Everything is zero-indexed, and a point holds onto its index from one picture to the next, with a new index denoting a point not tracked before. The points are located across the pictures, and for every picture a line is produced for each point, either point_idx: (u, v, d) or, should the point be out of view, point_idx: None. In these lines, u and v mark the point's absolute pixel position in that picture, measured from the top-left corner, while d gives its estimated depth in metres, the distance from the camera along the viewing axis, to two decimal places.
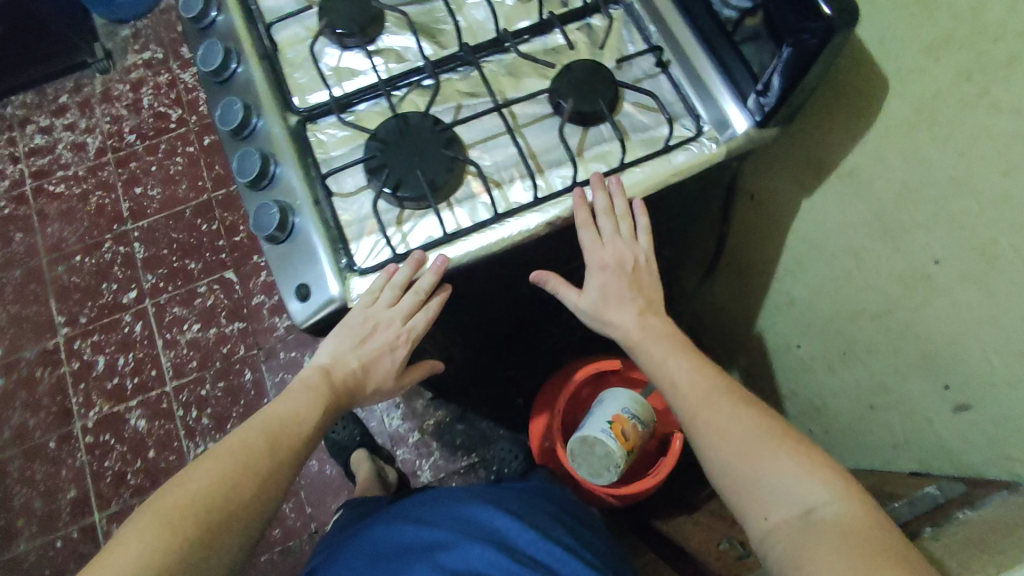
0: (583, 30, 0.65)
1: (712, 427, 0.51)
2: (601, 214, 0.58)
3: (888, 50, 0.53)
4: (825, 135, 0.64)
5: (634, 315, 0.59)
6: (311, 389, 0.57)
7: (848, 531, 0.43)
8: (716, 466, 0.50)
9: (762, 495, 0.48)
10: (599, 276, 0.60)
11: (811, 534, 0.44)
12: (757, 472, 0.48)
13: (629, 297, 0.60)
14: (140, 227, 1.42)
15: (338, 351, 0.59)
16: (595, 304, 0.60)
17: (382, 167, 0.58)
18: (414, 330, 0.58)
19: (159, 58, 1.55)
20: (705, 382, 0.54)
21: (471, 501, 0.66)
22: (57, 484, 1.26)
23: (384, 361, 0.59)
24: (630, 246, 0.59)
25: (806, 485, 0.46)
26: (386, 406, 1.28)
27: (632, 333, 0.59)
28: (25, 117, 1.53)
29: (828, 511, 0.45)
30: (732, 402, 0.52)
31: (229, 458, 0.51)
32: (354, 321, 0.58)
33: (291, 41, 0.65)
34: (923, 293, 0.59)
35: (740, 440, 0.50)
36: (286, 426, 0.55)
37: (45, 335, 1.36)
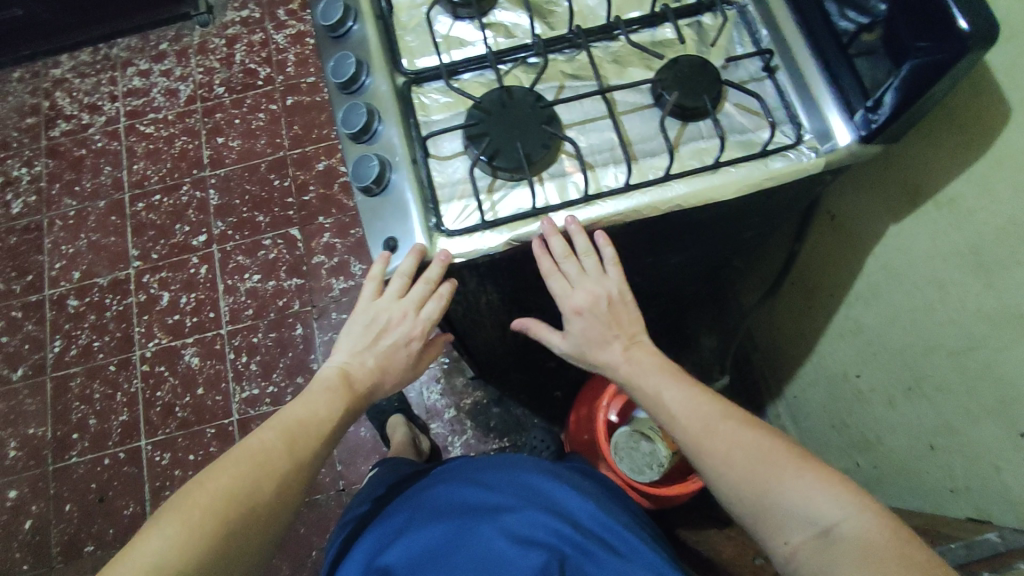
0: (694, 27, 0.65)
1: (718, 452, 0.50)
2: (562, 260, 0.58)
3: (1015, 77, 0.51)
4: (927, 161, 0.62)
5: (619, 353, 0.59)
6: (329, 391, 0.59)
7: (868, 551, 0.42)
8: (725, 493, 0.50)
9: (781, 519, 0.46)
10: (577, 319, 0.60)
11: (832, 556, 0.44)
12: (768, 495, 0.47)
13: (611, 336, 0.60)
14: (217, 175, 1.48)
15: (351, 354, 0.61)
16: (581, 345, 0.61)
17: (481, 135, 0.59)
18: (426, 321, 0.60)
19: (256, 18, 1.61)
20: (707, 405, 0.53)
21: (523, 467, 0.67)
22: (112, 405, 1.33)
23: (397, 355, 0.62)
24: (600, 283, 0.59)
25: (822, 502, 0.45)
26: (427, 378, 1.31)
27: (621, 370, 0.59)
28: (128, 59, 1.62)
29: (844, 529, 0.44)
30: (736, 422, 0.51)
31: (245, 460, 0.53)
32: (365, 320, 0.61)
33: (407, 6, 0.67)
34: (1013, 333, 0.58)
35: (745, 463, 0.49)
36: (303, 425, 0.57)
37: (118, 265, 1.44)
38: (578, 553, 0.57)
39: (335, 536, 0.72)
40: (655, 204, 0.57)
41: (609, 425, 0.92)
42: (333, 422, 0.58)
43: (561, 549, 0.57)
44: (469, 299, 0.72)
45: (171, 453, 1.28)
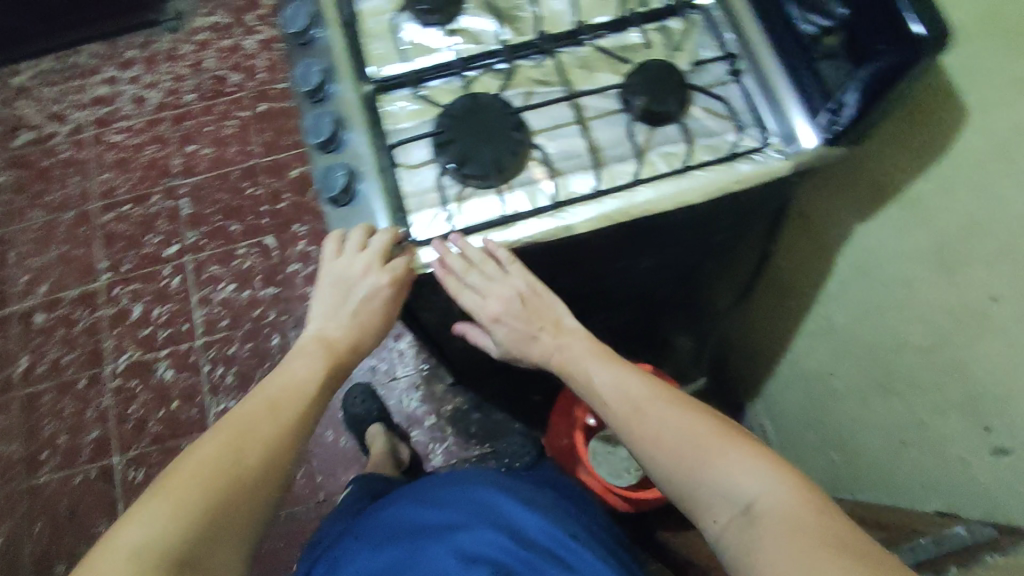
0: (660, 31, 0.65)
1: (647, 436, 0.50)
2: (463, 274, 0.57)
3: (970, 79, 0.52)
4: (889, 163, 0.63)
5: (549, 342, 0.61)
6: (309, 355, 0.56)
7: (785, 523, 0.42)
8: (657, 475, 0.50)
9: (707, 497, 0.46)
10: (498, 326, 0.62)
11: (753, 531, 0.43)
12: (694, 474, 0.47)
13: (534, 330, 0.62)
14: (189, 184, 1.45)
15: (325, 317, 0.59)
16: (514, 339, 0.63)
17: (449, 143, 0.59)
18: (395, 269, 0.56)
19: (225, 23, 1.58)
20: (638, 391, 0.54)
21: (474, 484, 0.66)
22: (83, 422, 1.29)
23: (371, 308, 0.58)
24: (506, 285, 0.58)
25: (745, 477, 0.45)
26: (406, 386, 1.29)
27: (553, 360, 0.61)
28: (93, 66, 1.58)
29: (764, 502, 0.44)
30: (668, 404, 0.51)
31: (230, 427, 0.49)
32: (332, 280, 0.58)
33: (372, 12, 0.66)
34: (977, 330, 0.59)
35: (673, 442, 0.49)
36: (287, 391, 0.53)
37: (87, 277, 1.40)
38: (524, 567, 0.57)
39: (304, 561, 0.73)
40: (622, 211, 0.58)
41: (587, 428, 0.92)
42: (316, 385, 0.55)
43: (506, 564, 0.56)
44: (441, 307, 0.71)
45: (146, 469, 1.25)
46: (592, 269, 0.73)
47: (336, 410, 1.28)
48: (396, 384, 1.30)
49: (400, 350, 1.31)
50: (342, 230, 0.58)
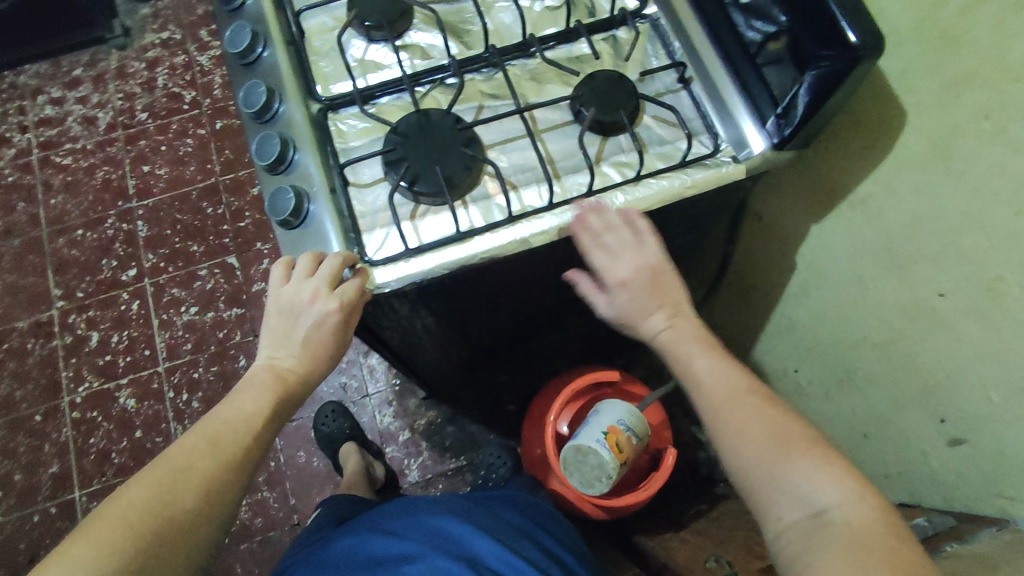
0: (609, 41, 0.65)
1: (734, 425, 0.49)
2: (602, 233, 0.56)
3: (908, 82, 0.53)
4: (837, 164, 0.65)
5: (665, 319, 0.57)
6: (256, 387, 0.54)
7: (858, 537, 0.42)
8: (733, 465, 0.49)
9: (778, 497, 0.46)
10: (621, 290, 0.57)
11: (821, 537, 0.43)
12: (773, 472, 0.46)
13: (653, 304, 0.57)
14: (145, 205, 1.41)
15: (273, 347, 0.55)
16: (621, 311, 0.58)
17: (400, 161, 0.58)
18: (345, 293, 0.53)
19: (177, 40, 1.55)
20: (728, 379, 0.52)
21: (434, 512, 0.66)
22: (40, 457, 1.24)
23: (319, 336, 0.54)
24: (642, 253, 0.56)
25: (824, 485, 0.45)
26: (378, 402, 1.28)
27: (662, 336, 0.56)
28: (38, 87, 1.53)
29: (842, 517, 0.43)
30: (755, 400, 0.50)
31: (164, 468, 0.48)
32: (278, 308, 0.55)
33: (318, 30, 0.66)
34: (927, 325, 0.60)
35: (756, 438, 0.48)
36: (230, 424, 0.51)
37: (40, 306, 1.35)
38: None
39: None
40: (578, 224, 0.57)
41: (558, 435, 0.90)
42: (261, 418, 0.53)
43: None
44: (403, 324, 0.70)
45: None
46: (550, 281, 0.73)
47: (307, 431, 1.25)
48: (368, 400, 1.28)
49: (371, 366, 1.29)
50: (292, 255, 0.56)
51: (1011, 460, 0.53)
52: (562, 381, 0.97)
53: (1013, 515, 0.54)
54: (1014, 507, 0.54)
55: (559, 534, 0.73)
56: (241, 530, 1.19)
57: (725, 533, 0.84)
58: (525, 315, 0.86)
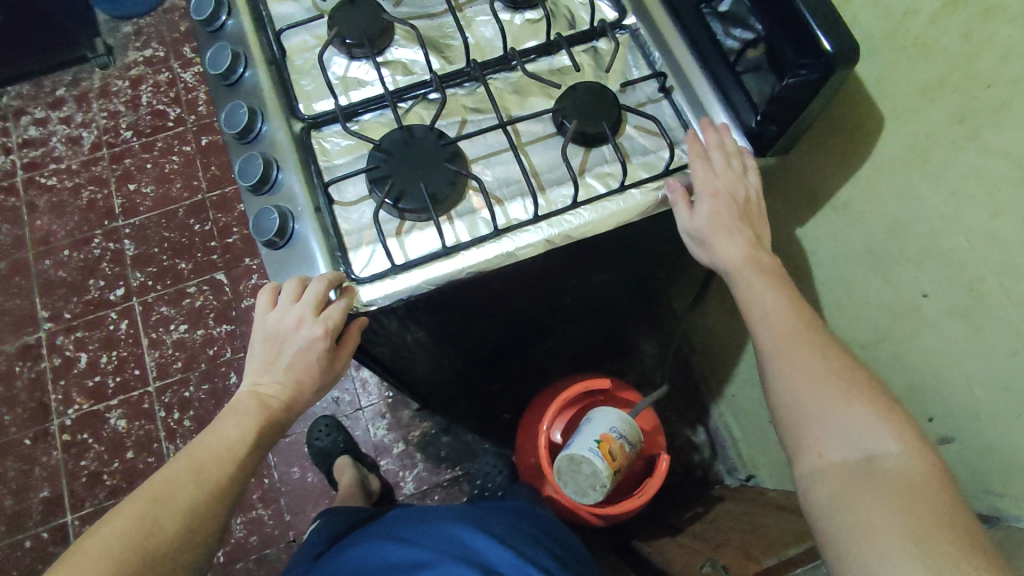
0: (589, 53, 0.66)
1: (792, 362, 0.50)
2: (714, 148, 0.59)
3: (883, 87, 0.54)
4: (821, 167, 0.65)
5: (742, 246, 0.56)
6: (240, 413, 0.53)
7: (907, 485, 0.42)
8: (784, 400, 0.50)
9: (827, 434, 0.46)
10: (710, 201, 0.57)
11: (867, 479, 0.43)
12: (829, 412, 0.47)
13: (738, 229, 0.57)
14: (131, 224, 1.40)
15: (258, 373, 0.55)
16: (703, 226, 0.57)
17: (385, 177, 0.58)
18: (330, 318, 0.53)
19: (160, 57, 1.54)
20: (798, 322, 0.52)
21: (447, 522, 0.66)
22: (30, 482, 1.23)
23: (305, 361, 0.54)
24: (743, 179, 0.58)
25: (878, 432, 0.45)
26: (372, 414, 1.27)
27: (736, 260, 0.56)
28: (20, 108, 1.51)
29: (893, 463, 0.43)
30: (821, 346, 0.50)
31: (145, 497, 0.48)
32: (264, 334, 0.55)
33: (299, 48, 0.66)
34: (911, 324, 0.61)
35: (817, 380, 0.48)
36: (214, 452, 0.51)
37: (26, 329, 1.34)
38: None
39: None
40: (562, 236, 0.57)
41: (552, 444, 0.90)
42: (245, 444, 0.53)
43: None
44: (394, 339, 0.70)
45: None
46: (539, 289, 0.72)
47: (301, 446, 1.25)
48: (362, 413, 1.27)
49: (363, 379, 1.29)
50: (278, 280, 0.56)
51: (999, 457, 0.54)
52: (555, 389, 0.96)
53: (1004, 511, 0.55)
54: (1004, 503, 0.54)
55: (561, 541, 0.73)
56: (237, 548, 1.18)
57: (720, 536, 0.84)
58: (515, 326, 0.86)
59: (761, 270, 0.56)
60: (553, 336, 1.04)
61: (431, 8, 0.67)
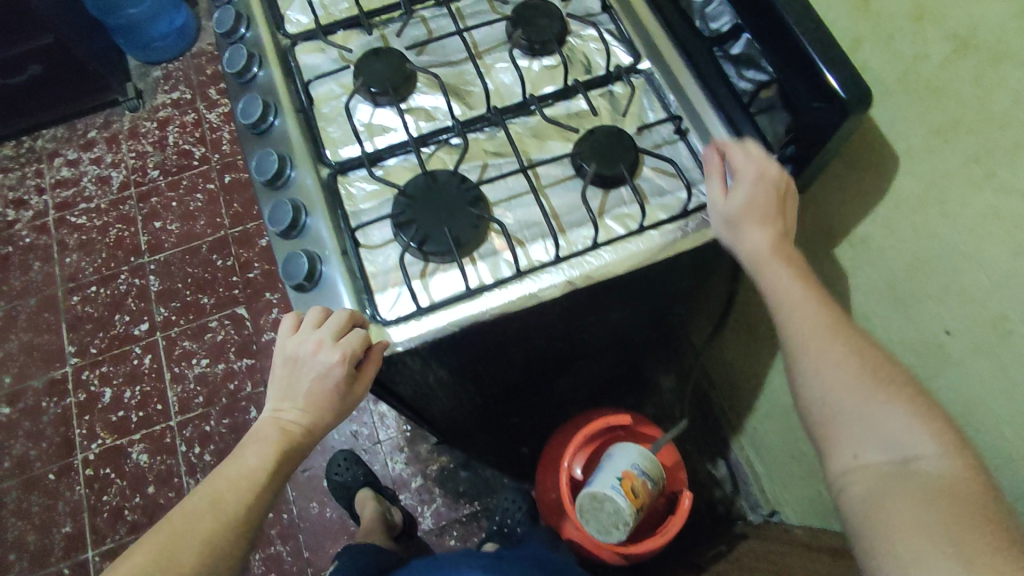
0: (606, 97, 0.68)
1: (827, 359, 0.49)
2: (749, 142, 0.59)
3: (896, 128, 0.55)
4: (837, 204, 0.66)
5: (770, 235, 0.56)
6: (260, 440, 0.54)
7: (942, 485, 0.41)
8: (820, 396, 0.48)
9: (862, 433, 0.46)
10: (742, 185, 0.57)
11: (904, 480, 0.42)
12: (860, 409, 0.46)
13: (768, 217, 0.56)
14: (157, 260, 1.44)
15: (279, 400, 0.56)
16: (734, 209, 0.57)
17: (410, 222, 0.59)
18: (347, 346, 0.53)
19: (187, 99, 1.60)
20: (827, 319, 0.51)
21: (462, 567, 0.66)
22: (54, 517, 1.24)
23: (323, 388, 0.54)
24: (781, 170, 0.57)
25: (915, 435, 0.44)
26: (390, 448, 1.27)
27: (763, 250, 0.55)
28: (54, 150, 1.57)
29: (932, 467, 0.42)
30: (848, 339, 0.50)
31: (165, 531, 0.49)
32: (284, 359, 0.56)
33: (326, 97, 0.68)
34: (935, 361, 0.60)
35: (849, 373, 0.48)
36: (230, 483, 0.52)
37: (54, 364, 1.37)
38: None
39: None
40: (583, 279, 0.58)
41: (573, 481, 0.89)
42: (271, 484, 0.53)
43: None
44: (416, 379, 0.71)
45: None
46: (556, 328, 0.73)
47: (319, 480, 1.25)
48: (380, 447, 1.27)
49: (381, 413, 1.29)
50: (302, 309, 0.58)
51: None
52: (576, 424, 0.96)
53: None
54: None
55: None
56: None
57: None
58: (534, 362, 0.86)
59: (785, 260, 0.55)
60: (571, 371, 1.04)
61: (451, 57, 0.69)
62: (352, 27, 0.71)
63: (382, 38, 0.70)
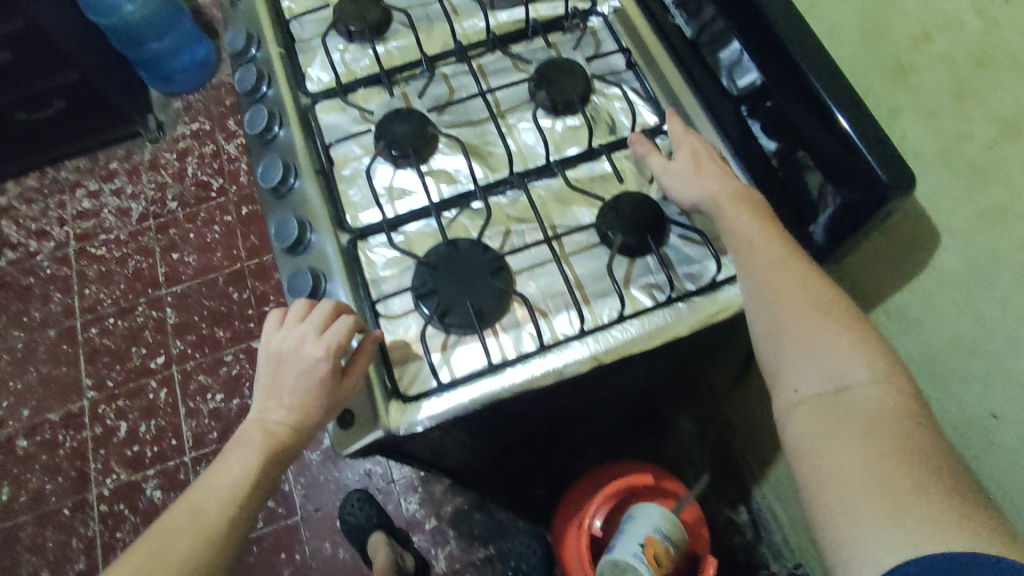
0: (630, 159, 0.66)
1: (776, 295, 0.50)
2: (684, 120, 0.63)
3: (937, 204, 0.53)
4: (871, 275, 0.64)
5: (729, 185, 0.56)
6: (242, 446, 0.54)
7: (873, 416, 0.43)
8: (769, 335, 0.50)
9: (807, 362, 0.47)
10: (688, 148, 0.60)
11: (840, 411, 0.45)
12: (807, 346, 0.48)
13: (720, 170, 0.58)
14: (174, 292, 1.45)
15: (264, 400, 0.55)
16: (689, 168, 0.58)
17: (431, 293, 0.59)
18: (333, 337, 0.53)
19: (206, 130, 1.61)
20: (784, 253, 0.52)
21: None
22: (67, 554, 1.24)
23: (307, 385, 0.53)
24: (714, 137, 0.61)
25: (856, 367, 0.46)
26: (403, 488, 1.25)
27: (723, 197, 0.56)
28: (77, 181, 1.59)
29: (865, 396, 0.45)
30: (804, 274, 0.50)
31: (147, 545, 0.50)
32: (267, 356, 0.55)
33: (346, 157, 0.67)
34: (978, 442, 0.57)
35: (796, 306, 0.49)
36: (212, 493, 0.53)
37: (71, 397, 1.37)
38: None
39: None
40: (608, 354, 0.56)
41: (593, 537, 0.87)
42: None
43: None
44: (433, 445, 0.69)
45: None
46: (577, 393, 0.71)
47: (331, 520, 1.23)
48: (393, 487, 1.26)
49: None
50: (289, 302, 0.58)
51: None
52: (595, 479, 0.93)
53: None
54: None
55: None
56: None
57: None
58: (552, 418, 0.84)
59: (746, 200, 0.55)
60: (591, 422, 1.01)
61: (473, 116, 0.68)
62: (373, 85, 0.70)
63: (403, 96, 0.69)
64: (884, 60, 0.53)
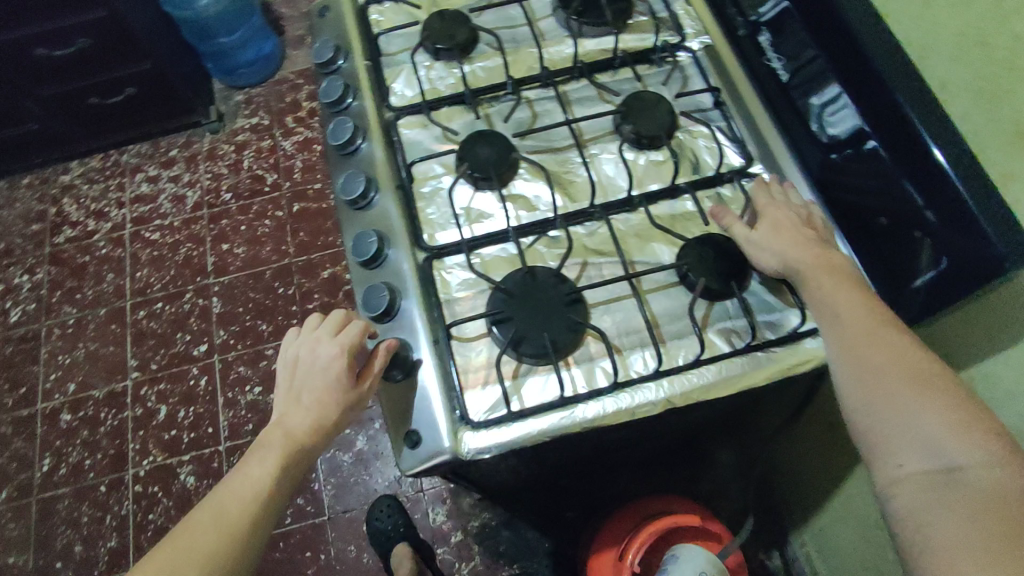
0: (714, 199, 0.65)
1: (870, 364, 0.48)
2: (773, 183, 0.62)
3: None
4: (961, 342, 0.62)
5: (814, 250, 0.56)
6: (264, 447, 0.56)
7: (984, 497, 0.41)
8: (858, 406, 0.48)
9: (905, 437, 0.45)
10: (772, 215, 0.59)
11: (949, 492, 0.42)
12: (899, 418, 0.46)
13: (806, 235, 0.57)
14: (221, 282, 1.47)
15: (285, 406, 0.57)
16: (767, 235, 0.58)
17: (507, 321, 0.58)
18: (346, 337, 0.56)
19: (265, 125, 1.64)
20: (874, 321, 0.50)
21: None
22: (100, 530, 1.26)
23: (324, 385, 0.56)
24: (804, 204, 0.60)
25: (956, 443, 0.43)
26: (432, 498, 1.25)
27: (806, 264, 0.55)
28: (137, 166, 1.63)
29: (977, 476, 0.42)
30: (896, 343, 0.48)
31: (170, 543, 0.50)
32: (287, 364, 0.59)
33: (426, 175, 0.67)
34: None
35: (887, 375, 0.47)
36: (237, 493, 0.54)
37: (115, 377, 1.40)
38: None
39: None
40: (680, 397, 0.55)
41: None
42: None
43: None
44: (488, 469, 0.68)
45: None
46: (637, 433, 0.70)
47: (358, 524, 1.24)
48: (422, 496, 1.25)
49: None
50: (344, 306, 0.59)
51: None
52: (635, 512, 0.92)
53: None
54: None
55: None
56: None
57: None
58: (601, 450, 0.83)
59: (832, 271, 0.54)
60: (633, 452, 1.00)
61: (555, 142, 0.68)
62: (457, 104, 0.70)
63: (487, 118, 0.69)
64: (997, 125, 0.52)
